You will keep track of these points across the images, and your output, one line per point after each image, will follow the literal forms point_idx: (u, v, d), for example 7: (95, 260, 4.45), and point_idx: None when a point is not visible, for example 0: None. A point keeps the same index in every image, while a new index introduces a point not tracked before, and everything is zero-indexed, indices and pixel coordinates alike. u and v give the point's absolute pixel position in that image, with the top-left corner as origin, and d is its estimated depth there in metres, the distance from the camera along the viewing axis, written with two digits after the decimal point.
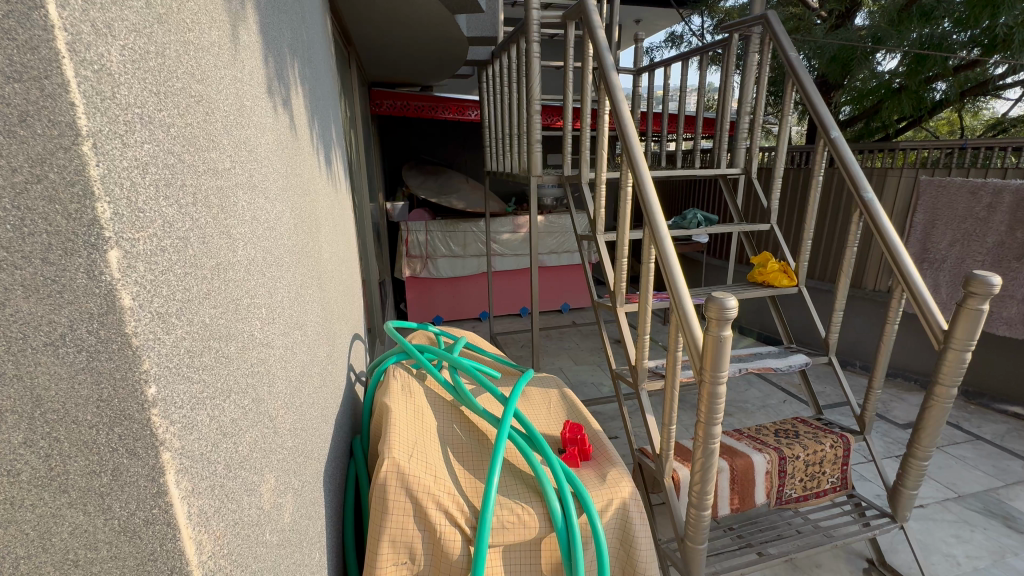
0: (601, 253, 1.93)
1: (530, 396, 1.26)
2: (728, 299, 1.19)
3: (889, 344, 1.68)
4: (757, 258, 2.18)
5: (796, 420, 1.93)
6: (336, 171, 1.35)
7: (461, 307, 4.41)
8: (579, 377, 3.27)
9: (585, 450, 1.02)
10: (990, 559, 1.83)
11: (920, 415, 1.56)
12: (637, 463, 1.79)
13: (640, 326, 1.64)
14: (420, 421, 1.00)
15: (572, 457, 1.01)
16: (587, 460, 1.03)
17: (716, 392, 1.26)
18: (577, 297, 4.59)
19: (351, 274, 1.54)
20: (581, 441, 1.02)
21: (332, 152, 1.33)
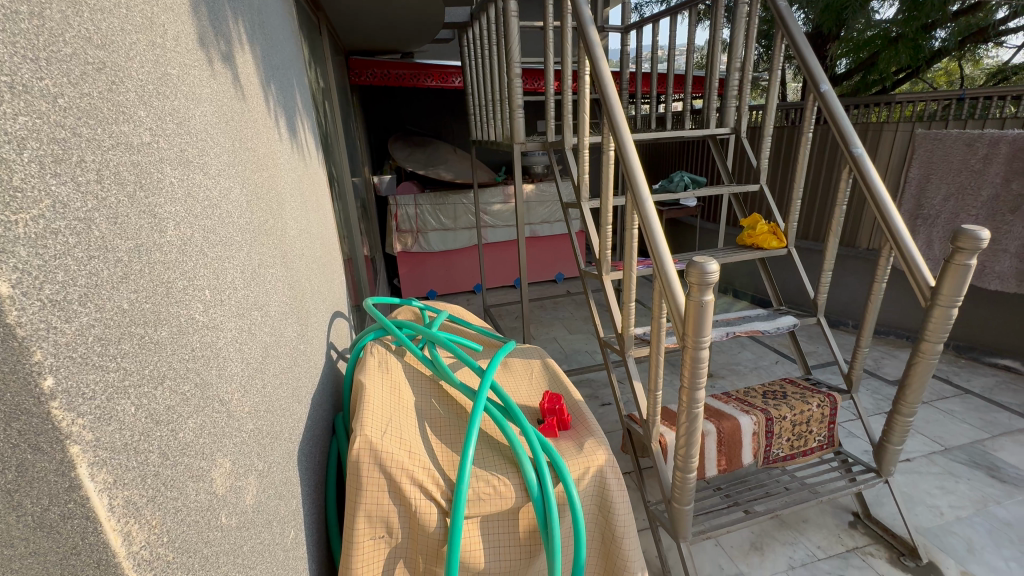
0: (585, 220, 1.89)
1: (512, 368, 1.26)
2: (709, 263, 1.17)
3: (876, 303, 1.66)
4: (746, 221, 2.15)
5: (785, 380, 1.94)
6: (303, 144, 1.30)
7: (455, 280, 4.39)
8: (572, 346, 3.28)
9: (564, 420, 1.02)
10: (972, 509, 1.87)
11: (906, 372, 1.57)
12: (627, 429, 1.80)
13: (625, 294, 1.63)
14: (396, 397, 0.99)
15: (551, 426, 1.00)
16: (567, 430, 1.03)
17: (700, 358, 1.26)
18: (571, 266, 4.56)
19: (329, 251, 1.51)
20: (559, 411, 1.02)
21: (297, 123, 1.28)
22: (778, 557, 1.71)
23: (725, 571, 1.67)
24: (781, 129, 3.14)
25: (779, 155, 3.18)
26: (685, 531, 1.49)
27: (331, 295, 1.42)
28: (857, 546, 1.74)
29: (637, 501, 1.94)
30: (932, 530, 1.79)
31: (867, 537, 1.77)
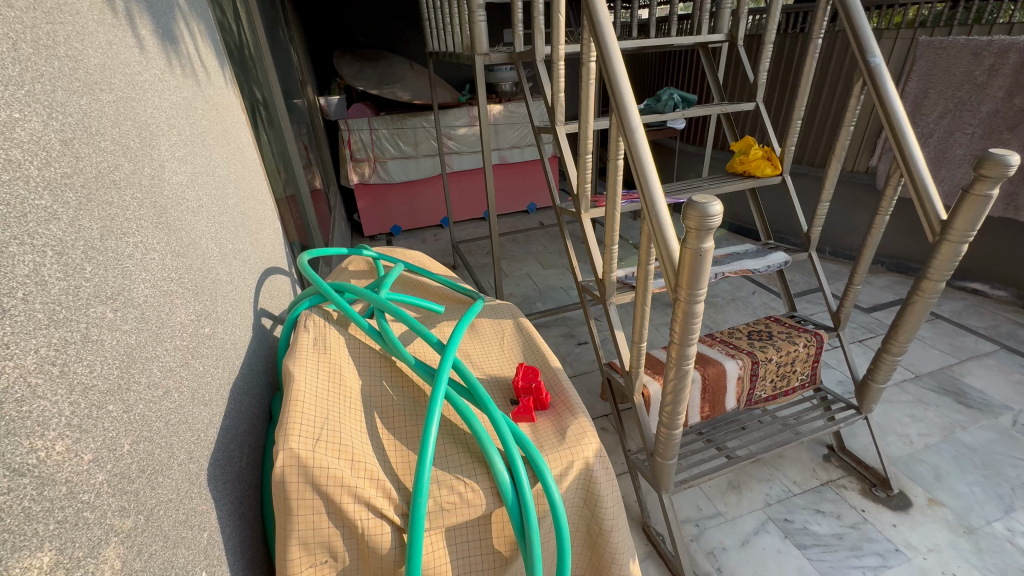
0: (561, 148, 1.63)
1: (480, 332, 1.07)
2: (712, 203, 0.97)
3: (876, 237, 1.52)
4: (738, 145, 1.93)
5: (770, 318, 1.85)
6: (190, 53, 0.98)
7: (420, 213, 4.10)
8: (547, 282, 3.13)
9: (542, 401, 0.86)
10: (940, 436, 1.91)
11: (902, 310, 1.47)
12: (607, 378, 1.70)
13: (608, 235, 1.43)
14: (337, 388, 0.80)
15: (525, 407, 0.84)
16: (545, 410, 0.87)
17: (694, 312, 1.11)
18: (544, 195, 4.29)
19: (251, 195, 1.23)
20: (535, 390, 0.86)
21: (178, 25, 0.95)
22: (755, 495, 1.71)
23: (703, 512, 1.67)
24: (791, 37, 2.81)
25: (781, 70, 2.88)
26: (668, 483, 1.44)
27: (259, 250, 1.17)
28: (831, 479, 1.76)
29: (617, 446, 1.89)
30: (901, 459, 1.81)
31: (840, 470, 1.79)
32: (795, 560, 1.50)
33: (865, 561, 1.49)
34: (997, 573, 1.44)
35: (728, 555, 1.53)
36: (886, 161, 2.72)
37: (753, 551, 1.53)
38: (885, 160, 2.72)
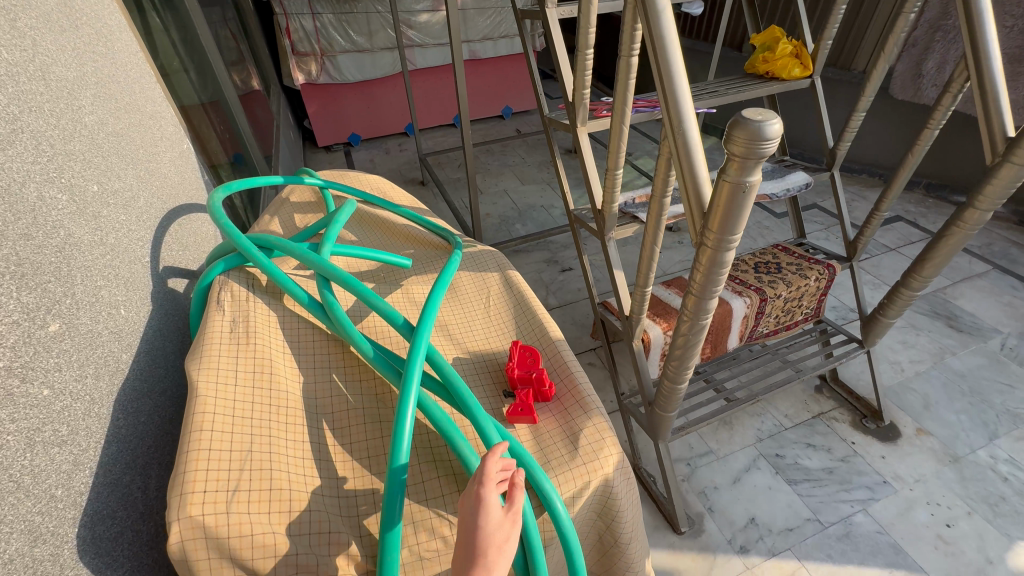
0: (553, 38, 1.28)
1: (459, 292, 0.84)
2: (770, 121, 0.71)
3: (918, 153, 1.33)
4: (761, 37, 1.60)
5: (776, 247, 1.67)
6: None
7: (380, 119, 3.60)
8: (526, 200, 2.84)
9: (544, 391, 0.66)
10: (930, 362, 1.87)
11: (933, 241, 1.31)
12: (600, 319, 1.53)
13: (612, 157, 1.16)
14: (266, 398, 0.58)
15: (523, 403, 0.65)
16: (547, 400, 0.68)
17: (723, 260, 0.89)
18: (520, 97, 3.81)
19: (135, 106, 0.89)
20: (535, 379, 0.66)
21: None
22: (747, 430, 1.66)
23: (694, 450, 1.62)
24: None
25: None
26: (665, 433, 1.34)
27: (155, 186, 0.87)
28: (823, 412, 1.72)
29: (607, 383, 1.79)
30: (892, 388, 1.78)
31: (832, 402, 1.75)
32: (786, 496, 1.48)
33: (853, 494, 1.48)
34: (978, 501, 1.45)
35: (720, 494, 1.50)
36: (905, 60, 2.35)
37: (744, 488, 1.51)
38: (904, 58, 2.35)
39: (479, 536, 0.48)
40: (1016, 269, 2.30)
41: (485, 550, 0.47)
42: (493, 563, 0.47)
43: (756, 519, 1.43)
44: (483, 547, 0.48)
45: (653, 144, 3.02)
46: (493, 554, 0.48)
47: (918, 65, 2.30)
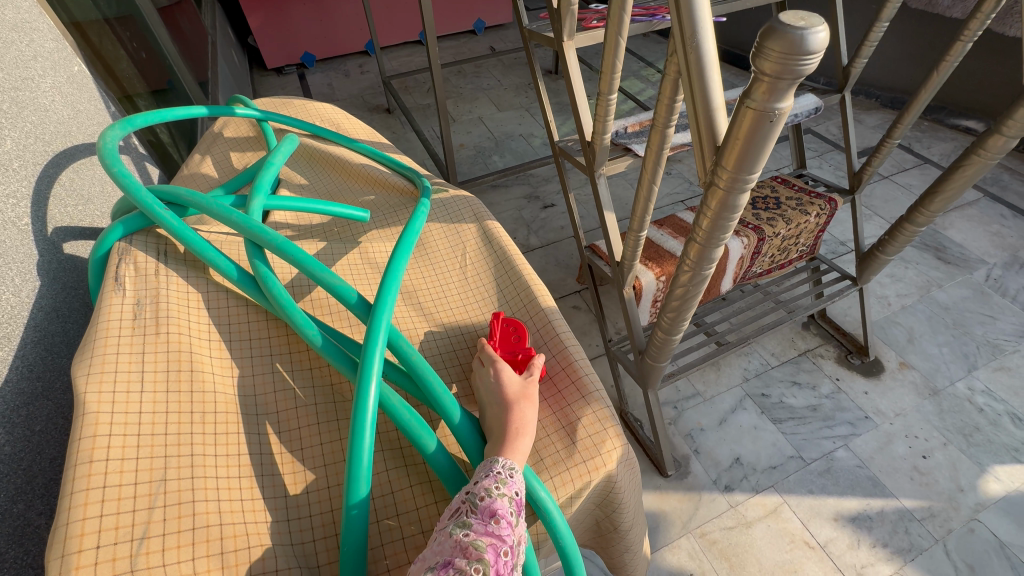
0: None
1: (429, 250, 0.71)
2: (815, 30, 0.56)
3: (944, 71, 1.19)
4: None
5: (775, 180, 1.55)
6: None
7: (336, 35, 3.19)
8: (503, 128, 2.60)
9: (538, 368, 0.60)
10: (917, 296, 1.85)
11: (945, 173, 1.20)
12: (587, 263, 1.42)
13: (605, 79, 0.98)
14: (184, 404, 0.45)
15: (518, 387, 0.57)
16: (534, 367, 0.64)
17: (734, 204, 0.77)
18: (494, 8, 3.40)
19: None
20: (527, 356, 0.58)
21: None
22: (734, 371, 1.64)
23: (681, 393, 1.59)
24: None
25: None
26: (655, 381, 1.29)
27: (32, 124, 0.68)
28: (809, 349, 1.71)
29: (591, 328, 1.72)
30: (878, 323, 1.77)
31: (818, 339, 1.73)
32: (770, 435, 1.48)
33: (836, 430, 1.49)
34: (954, 432, 1.48)
35: (706, 436, 1.49)
36: None
37: (730, 429, 1.50)
38: None
39: (505, 393, 0.52)
40: (1007, 196, 2.24)
41: (514, 400, 0.51)
42: (525, 408, 0.50)
43: (741, 459, 1.44)
44: (512, 400, 0.51)
45: (641, 63, 2.75)
46: (521, 402, 0.51)
47: None
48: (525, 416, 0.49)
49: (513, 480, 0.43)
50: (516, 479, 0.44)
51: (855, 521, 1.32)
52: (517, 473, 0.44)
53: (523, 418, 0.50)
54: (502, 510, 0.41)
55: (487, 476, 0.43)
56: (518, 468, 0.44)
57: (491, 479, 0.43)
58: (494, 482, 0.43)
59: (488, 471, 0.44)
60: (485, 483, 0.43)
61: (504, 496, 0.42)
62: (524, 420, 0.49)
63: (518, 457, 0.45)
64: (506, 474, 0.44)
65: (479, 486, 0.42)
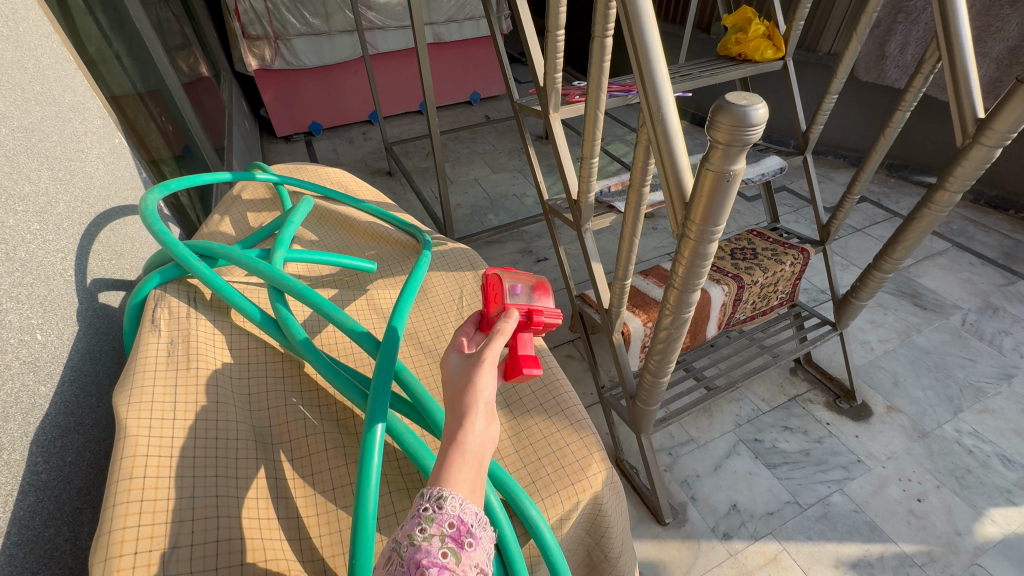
0: (523, 21, 1.23)
1: (430, 296, 0.79)
2: (755, 106, 0.66)
3: (891, 135, 1.34)
4: (731, 19, 1.57)
5: (751, 232, 1.66)
6: None
7: (342, 107, 3.45)
8: (498, 189, 2.77)
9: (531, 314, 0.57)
10: (898, 340, 1.91)
11: (903, 224, 1.30)
12: (578, 312, 1.50)
13: (587, 146, 1.10)
14: (210, 431, 0.50)
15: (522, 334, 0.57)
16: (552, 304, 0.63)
17: (705, 253, 0.85)
18: (488, 82, 3.71)
19: (50, 93, 0.78)
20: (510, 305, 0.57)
21: None
22: (726, 417, 1.67)
23: (675, 439, 1.61)
24: None
25: None
26: (648, 425, 1.32)
27: (79, 189, 0.76)
28: (798, 394, 1.75)
29: (586, 376, 1.76)
30: (863, 367, 1.82)
31: (807, 384, 1.78)
32: (765, 481, 1.49)
33: (830, 475, 1.51)
34: (946, 474, 1.50)
35: (702, 482, 1.50)
36: (869, 41, 2.37)
37: (725, 475, 1.51)
38: (868, 40, 2.37)
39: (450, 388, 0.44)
40: (973, 246, 2.38)
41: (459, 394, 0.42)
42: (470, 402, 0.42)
43: (738, 506, 1.44)
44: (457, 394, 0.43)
45: (624, 129, 2.99)
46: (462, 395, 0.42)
47: (881, 47, 2.33)
48: (457, 416, 0.41)
49: (442, 513, 0.36)
50: (446, 510, 0.36)
51: (856, 567, 1.31)
52: (446, 503, 0.36)
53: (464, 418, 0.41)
54: (429, 558, 0.34)
55: (410, 518, 0.36)
56: (447, 494, 0.36)
57: (414, 522, 0.36)
58: (417, 524, 0.36)
59: (413, 511, 0.37)
60: (410, 527, 0.36)
61: (431, 537, 0.35)
62: (457, 424, 0.41)
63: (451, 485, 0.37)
64: (435, 507, 0.36)
65: (404, 533, 0.36)
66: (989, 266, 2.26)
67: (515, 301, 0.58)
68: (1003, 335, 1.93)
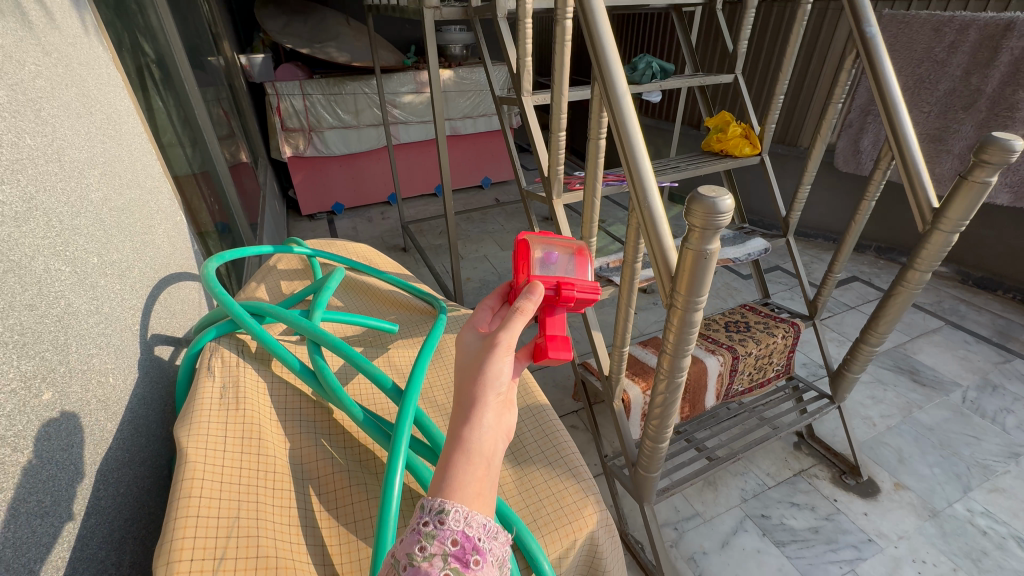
0: (530, 122, 1.44)
1: (444, 355, 0.88)
2: (723, 197, 0.80)
3: (862, 221, 1.48)
4: (714, 121, 1.80)
5: (744, 306, 1.77)
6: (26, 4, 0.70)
7: (364, 189, 3.75)
8: (505, 264, 2.94)
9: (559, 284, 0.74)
10: (900, 416, 1.93)
11: (882, 301, 1.39)
12: (580, 380, 1.57)
13: (586, 226, 1.25)
14: (254, 463, 0.58)
15: (554, 309, 0.75)
16: (579, 272, 0.79)
17: (692, 320, 0.95)
18: (499, 169, 4.05)
19: (138, 179, 0.95)
20: (536, 279, 0.75)
21: None
22: (731, 491, 1.66)
23: (681, 514, 1.60)
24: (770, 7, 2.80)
25: (760, 43, 2.91)
26: (650, 493, 1.33)
27: (149, 256, 0.89)
28: (803, 469, 1.74)
29: (590, 446, 1.78)
30: (867, 443, 1.82)
31: (811, 459, 1.78)
32: (775, 559, 1.46)
33: (841, 554, 1.47)
34: (962, 556, 1.46)
35: (710, 559, 1.47)
36: (845, 138, 2.63)
37: (733, 552, 1.48)
38: (844, 137, 2.63)
39: (466, 372, 0.48)
40: (966, 324, 2.45)
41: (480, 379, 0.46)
42: (482, 395, 0.45)
43: None
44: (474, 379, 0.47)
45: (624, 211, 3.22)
46: (477, 386, 0.46)
47: (856, 143, 2.58)
48: (465, 416, 0.44)
49: (443, 529, 0.39)
50: (448, 526, 0.39)
51: None
52: (447, 520, 0.39)
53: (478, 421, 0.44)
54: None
55: (413, 536, 0.39)
56: (448, 510, 0.39)
57: (414, 541, 0.39)
58: (418, 543, 0.39)
59: (414, 527, 0.40)
60: (412, 544, 0.39)
61: (430, 557, 0.38)
62: (466, 425, 0.44)
63: (453, 502, 0.40)
64: (435, 523, 0.39)
65: (404, 550, 0.39)
66: (985, 344, 2.31)
67: (548, 262, 0.78)
68: (1005, 413, 1.94)
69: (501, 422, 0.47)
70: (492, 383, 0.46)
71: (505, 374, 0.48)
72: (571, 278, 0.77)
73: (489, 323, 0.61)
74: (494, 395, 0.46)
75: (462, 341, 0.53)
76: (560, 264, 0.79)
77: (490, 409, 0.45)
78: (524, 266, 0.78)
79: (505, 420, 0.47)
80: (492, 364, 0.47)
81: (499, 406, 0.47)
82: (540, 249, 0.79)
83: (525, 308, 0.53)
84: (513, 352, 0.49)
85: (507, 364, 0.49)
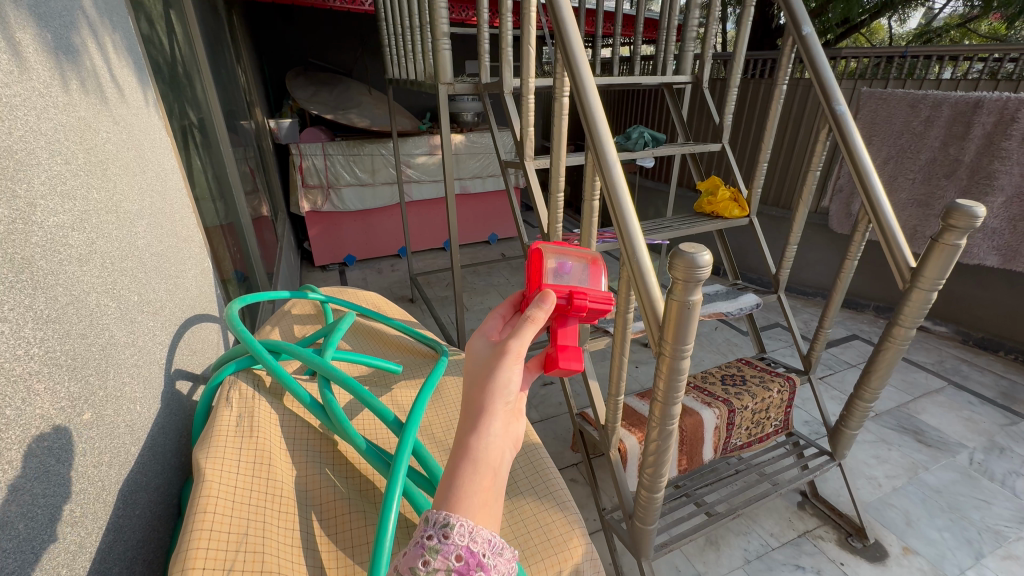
0: (532, 183, 1.56)
1: (443, 397, 0.94)
2: (702, 253, 0.88)
3: (847, 278, 1.56)
4: (705, 184, 1.92)
5: (740, 360, 1.81)
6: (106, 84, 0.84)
7: (376, 243, 3.92)
8: None
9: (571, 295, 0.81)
10: (906, 477, 1.90)
11: (872, 356, 1.43)
12: (579, 430, 1.59)
13: None
14: (263, 487, 0.63)
15: (567, 318, 0.82)
16: (589, 281, 0.85)
17: (680, 368, 1.00)
18: (506, 226, 4.22)
19: (176, 229, 1.05)
20: (549, 288, 0.81)
21: (88, 51, 0.80)
22: (734, 551, 1.62)
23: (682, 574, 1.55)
24: (755, 83, 3.04)
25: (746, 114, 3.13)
26: (648, 548, 1.32)
27: (178, 298, 0.97)
28: (807, 530, 1.70)
29: (589, 501, 1.76)
30: (872, 504, 1.78)
31: (816, 519, 1.74)
32: None
33: None
34: None
35: None
36: (836, 202, 2.75)
37: None
38: (835, 201, 2.76)
39: (477, 385, 0.54)
40: (969, 384, 2.45)
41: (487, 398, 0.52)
42: (495, 410, 0.51)
43: None
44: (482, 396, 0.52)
45: None
46: (491, 405, 0.51)
47: (847, 206, 2.70)
48: (476, 429, 0.50)
49: (447, 544, 0.43)
50: (451, 540, 0.43)
51: None
52: (450, 532, 0.43)
53: (487, 436, 0.50)
54: None
55: (417, 551, 0.43)
56: (451, 524, 0.44)
57: (418, 556, 0.43)
58: (421, 557, 0.43)
59: (419, 541, 0.44)
60: (416, 558, 0.43)
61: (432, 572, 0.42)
62: (478, 437, 0.49)
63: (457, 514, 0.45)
64: (439, 537, 0.43)
65: (408, 564, 0.43)
66: (989, 405, 2.30)
67: (560, 271, 0.85)
68: (1014, 476, 1.91)
69: (507, 431, 0.52)
70: (501, 391, 0.53)
71: (512, 383, 0.54)
72: (585, 288, 0.83)
73: (499, 330, 0.68)
74: (501, 417, 0.52)
75: (474, 348, 0.60)
76: (573, 273, 0.86)
77: (497, 424, 0.51)
78: (539, 273, 0.84)
79: (510, 433, 0.52)
80: (501, 373, 0.54)
81: (506, 417, 0.52)
82: (553, 259, 0.85)
83: (535, 317, 0.60)
84: (522, 359, 0.56)
85: (515, 373, 0.55)
